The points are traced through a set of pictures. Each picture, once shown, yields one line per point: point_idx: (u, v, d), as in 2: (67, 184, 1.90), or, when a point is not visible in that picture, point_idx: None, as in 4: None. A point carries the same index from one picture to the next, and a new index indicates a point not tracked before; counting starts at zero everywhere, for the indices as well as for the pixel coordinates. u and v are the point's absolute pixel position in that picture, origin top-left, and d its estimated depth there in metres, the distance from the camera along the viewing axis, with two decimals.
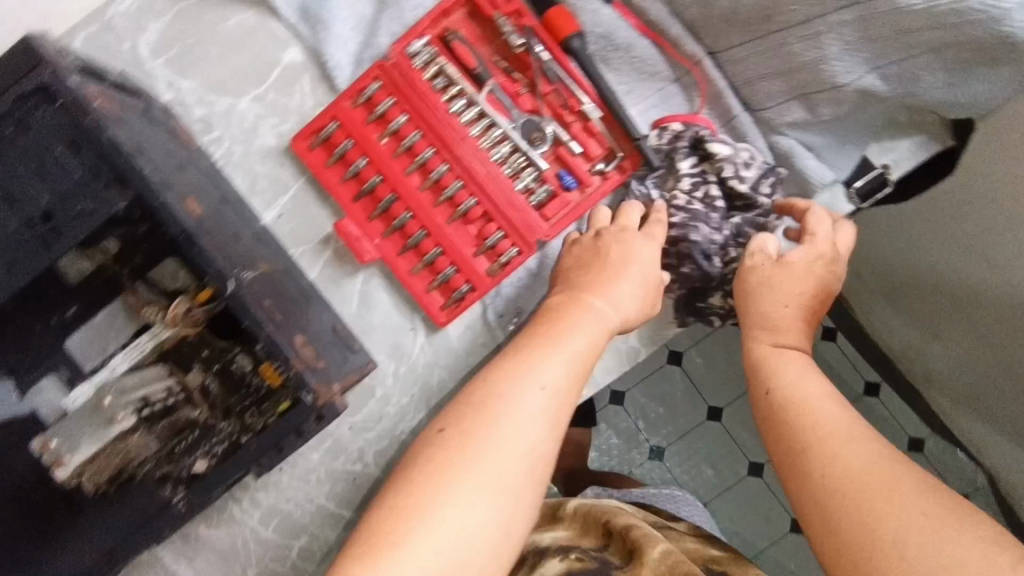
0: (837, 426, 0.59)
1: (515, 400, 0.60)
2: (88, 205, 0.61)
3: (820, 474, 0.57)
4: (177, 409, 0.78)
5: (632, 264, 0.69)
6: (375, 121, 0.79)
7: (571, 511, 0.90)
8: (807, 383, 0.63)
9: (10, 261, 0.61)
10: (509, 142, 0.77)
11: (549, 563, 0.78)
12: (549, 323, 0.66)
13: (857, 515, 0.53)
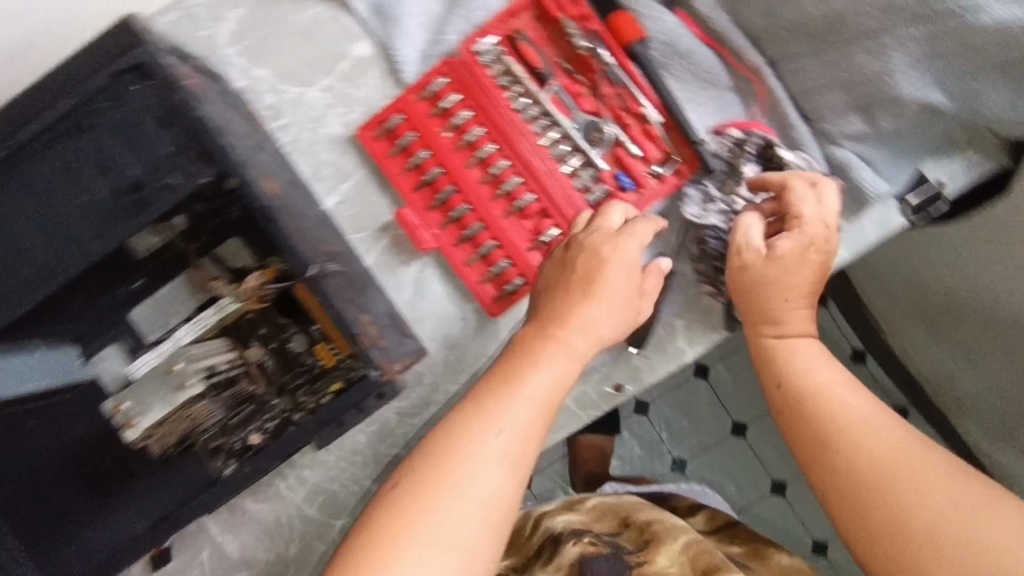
0: (855, 413, 0.65)
1: (472, 454, 0.62)
2: (175, 180, 0.64)
3: (846, 465, 0.63)
4: (237, 382, 0.80)
5: (594, 304, 0.69)
6: (438, 115, 0.82)
7: (587, 505, 0.99)
8: (817, 375, 0.68)
9: (98, 227, 0.64)
10: (570, 140, 0.79)
11: (564, 550, 0.85)
12: (514, 362, 0.68)
13: (885, 500, 0.60)
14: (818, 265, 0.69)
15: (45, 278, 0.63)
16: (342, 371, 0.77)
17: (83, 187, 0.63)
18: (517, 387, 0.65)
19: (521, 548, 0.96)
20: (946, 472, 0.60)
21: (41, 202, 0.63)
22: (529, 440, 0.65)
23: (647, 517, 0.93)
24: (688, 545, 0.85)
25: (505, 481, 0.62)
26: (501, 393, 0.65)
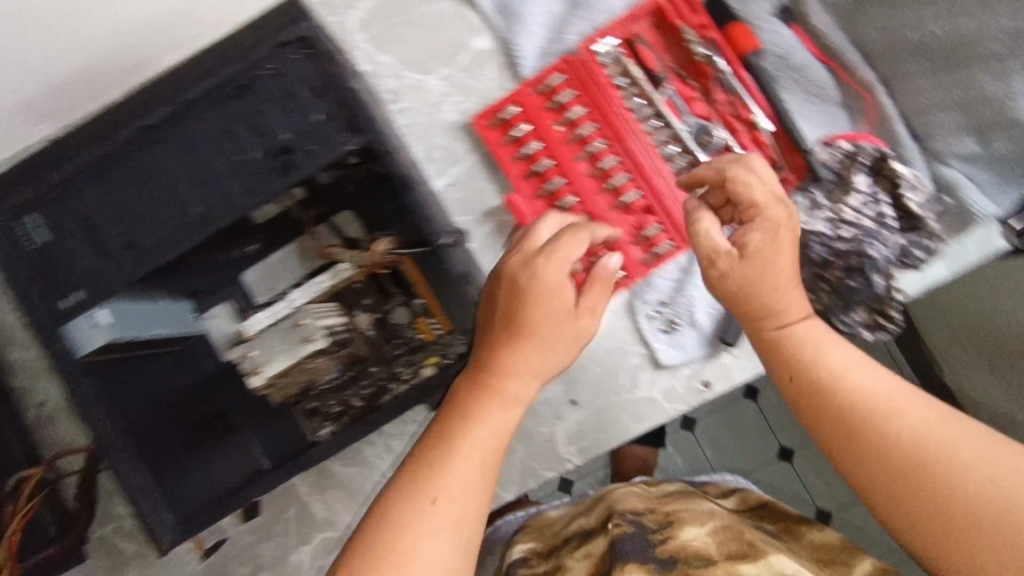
0: (875, 395, 0.61)
1: (418, 525, 0.60)
2: (321, 144, 0.67)
3: (876, 454, 0.59)
4: (350, 343, 0.81)
5: (532, 350, 0.68)
6: (553, 109, 0.85)
7: (610, 491, 0.98)
8: (830, 361, 0.64)
9: (248, 184, 0.68)
10: (681, 142, 0.82)
11: (593, 543, 0.87)
12: (455, 416, 0.66)
13: (923, 487, 0.56)
14: (786, 248, 0.65)
15: (194, 229, 0.68)
16: (440, 345, 0.81)
17: (237, 146, 0.68)
18: (458, 447, 0.64)
19: (550, 538, 0.98)
20: (984, 450, 0.55)
21: (198, 158, 0.68)
22: (476, 496, 0.63)
23: (672, 505, 0.91)
24: (715, 523, 0.82)
25: (451, 539, 0.61)
26: (443, 455, 0.64)
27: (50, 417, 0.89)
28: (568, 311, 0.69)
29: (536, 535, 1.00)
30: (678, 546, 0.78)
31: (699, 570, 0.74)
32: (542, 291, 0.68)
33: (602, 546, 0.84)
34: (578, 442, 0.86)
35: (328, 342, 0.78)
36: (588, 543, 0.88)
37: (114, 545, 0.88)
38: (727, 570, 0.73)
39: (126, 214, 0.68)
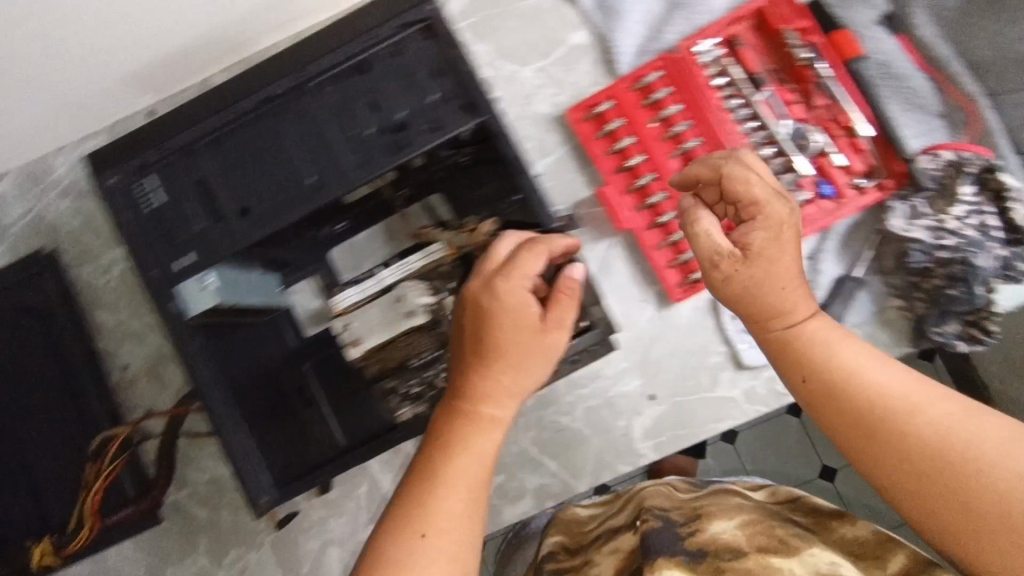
0: (895, 392, 0.59)
1: (412, 560, 0.61)
2: (437, 125, 0.69)
3: (897, 455, 0.57)
4: (441, 325, 0.78)
5: (504, 377, 0.68)
6: (648, 105, 0.86)
7: (638, 488, 0.90)
8: (842, 360, 0.61)
9: (362, 158, 0.69)
10: (778, 144, 0.81)
11: (622, 537, 0.82)
12: (435, 449, 0.67)
13: (952, 487, 0.54)
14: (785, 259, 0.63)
15: (307, 200, 0.69)
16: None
17: (354, 122, 0.69)
18: (442, 478, 0.65)
19: (578, 534, 0.89)
20: (1010, 449, 0.53)
21: (315, 132, 0.69)
22: (466, 520, 0.64)
23: (703, 500, 0.80)
24: (755, 520, 0.74)
25: (451, 564, 0.62)
26: (429, 489, 0.64)
27: (131, 380, 0.91)
28: (533, 326, 0.68)
29: (562, 529, 0.90)
30: (710, 539, 0.72)
31: (730, 565, 0.69)
32: (507, 317, 0.67)
33: (632, 542, 0.80)
34: (655, 437, 0.87)
35: (425, 321, 0.76)
36: (617, 538, 0.83)
37: (187, 509, 0.90)
38: (760, 563, 0.68)
39: (243, 183, 0.70)
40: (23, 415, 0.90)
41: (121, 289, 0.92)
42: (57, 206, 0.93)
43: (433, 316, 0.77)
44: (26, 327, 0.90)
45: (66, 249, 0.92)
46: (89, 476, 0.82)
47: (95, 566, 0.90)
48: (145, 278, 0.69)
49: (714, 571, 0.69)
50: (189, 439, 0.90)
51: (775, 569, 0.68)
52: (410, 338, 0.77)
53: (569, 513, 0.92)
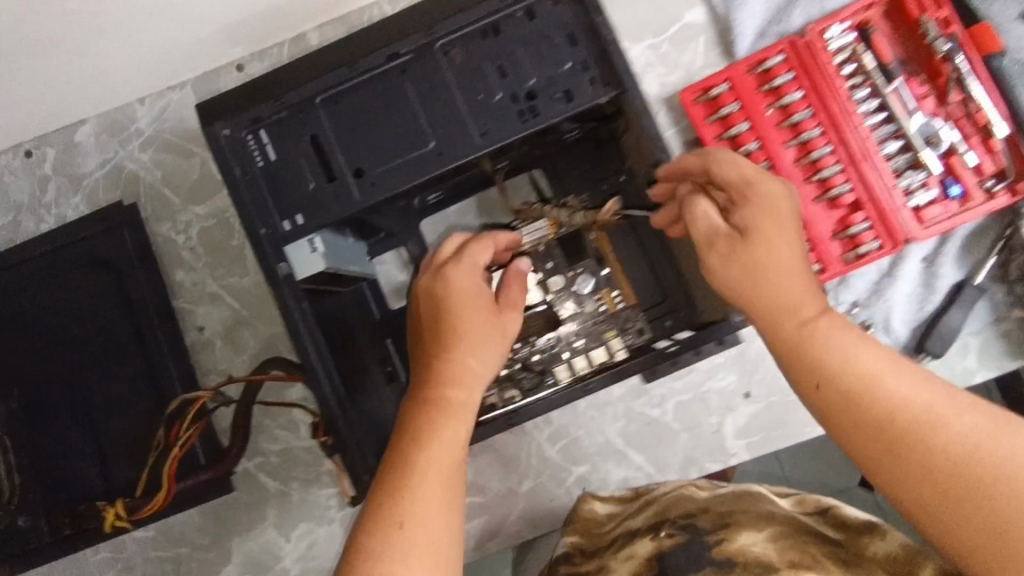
0: (916, 402, 0.51)
1: (386, 556, 0.54)
2: (574, 95, 0.65)
3: (921, 473, 0.49)
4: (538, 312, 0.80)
5: (470, 361, 0.64)
6: (767, 90, 0.81)
7: (656, 491, 0.78)
8: (856, 363, 0.54)
9: (488, 126, 0.65)
10: (907, 140, 0.79)
11: (638, 542, 0.69)
12: (405, 440, 0.60)
13: (985, 503, 0.47)
14: (777, 247, 0.60)
15: (431, 168, 0.65)
16: (621, 320, 0.79)
17: (484, 86, 0.65)
18: (415, 469, 0.58)
19: (592, 535, 0.76)
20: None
21: (442, 93, 0.65)
22: (444, 511, 0.57)
23: (728, 504, 0.70)
24: (785, 530, 0.64)
25: (429, 558, 0.55)
26: (402, 481, 0.58)
27: (206, 342, 0.87)
28: (490, 311, 0.67)
29: (577, 528, 0.78)
30: (739, 549, 0.62)
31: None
32: (477, 301, 0.66)
33: (649, 548, 0.67)
34: (747, 437, 0.85)
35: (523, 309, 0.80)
36: (633, 542, 0.70)
37: (256, 479, 0.87)
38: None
39: (360, 144, 0.65)
40: (89, 370, 0.86)
41: (199, 248, 0.88)
42: (138, 158, 0.89)
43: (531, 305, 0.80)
44: (101, 281, 0.87)
45: (146, 203, 0.89)
46: (159, 438, 0.81)
47: (160, 530, 0.88)
48: (252, 236, 0.64)
49: None
50: (264, 408, 0.87)
51: None
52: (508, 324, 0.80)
53: (584, 507, 0.79)
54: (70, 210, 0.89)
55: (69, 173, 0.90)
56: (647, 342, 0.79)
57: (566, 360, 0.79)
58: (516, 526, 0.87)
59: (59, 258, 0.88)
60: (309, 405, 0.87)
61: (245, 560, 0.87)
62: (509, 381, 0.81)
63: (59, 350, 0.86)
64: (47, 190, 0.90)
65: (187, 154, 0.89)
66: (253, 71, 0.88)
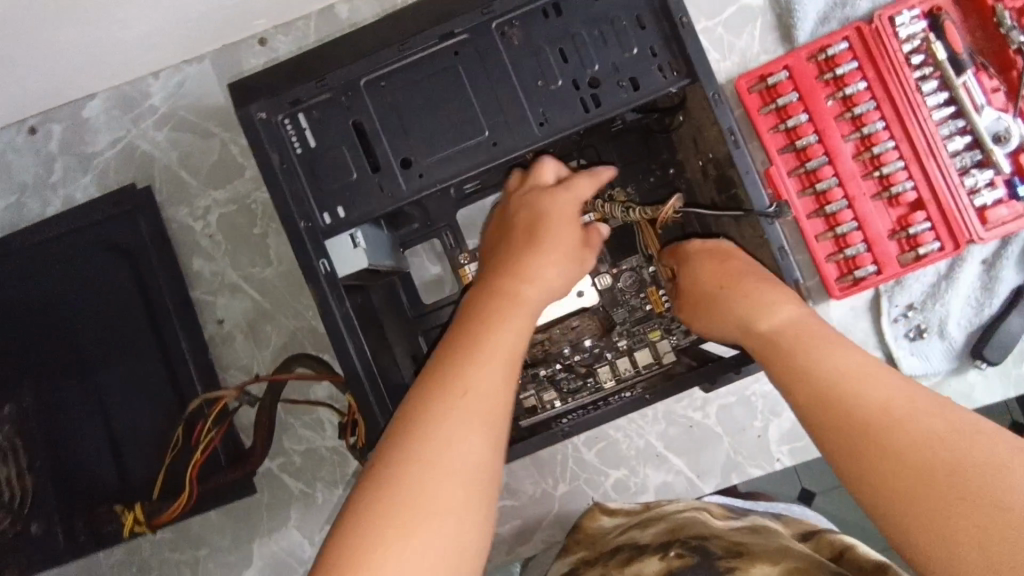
0: (881, 398, 0.49)
1: (445, 416, 0.51)
2: (642, 82, 0.60)
3: (875, 458, 0.46)
4: (588, 312, 0.76)
5: (546, 268, 0.63)
6: (829, 80, 0.77)
7: (663, 510, 0.73)
8: (853, 372, 0.52)
9: (547, 114, 0.60)
10: (976, 136, 0.75)
11: (646, 559, 0.60)
12: (473, 322, 0.58)
13: (970, 504, 0.41)
14: (745, 277, 0.63)
15: (484, 159, 0.60)
16: (666, 320, 0.76)
17: (544, 71, 0.60)
18: (481, 346, 0.55)
19: (595, 545, 0.71)
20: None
21: (498, 79, 0.60)
22: (503, 394, 0.54)
23: (745, 537, 0.63)
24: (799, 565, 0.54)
25: (484, 431, 0.51)
26: (468, 355, 0.55)
27: (226, 336, 0.82)
28: (577, 233, 0.66)
29: (581, 545, 0.73)
30: None
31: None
32: (561, 218, 0.65)
33: (658, 568, 0.58)
34: (792, 442, 0.82)
35: (570, 310, 0.76)
36: (640, 559, 0.61)
37: (279, 480, 0.83)
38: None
39: (409, 132, 0.61)
40: (101, 363, 0.81)
41: (219, 235, 0.83)
42: (152, 138, 0.84)
43: (580, 305, 0.76)
44: (113, 269, 0.82)
45: (161, 186, 0.83)
46: (178, 434, 0.77)
47: (178, 531, 0.84)
48: (290, 229, 0.60)
49: None
50: (288, 406, 0.83)
51: None
52: (555, 326, 0.76)
53: (591, 523, 0.76)
54: (79, 191, 0.84)
55: (78, 152, 0.84)
56: (693, 344, 0.75)
57: (608, 360, 0.76)
58: (550, 530, 0.84)
59: (67, 243, 0.82)
60: (335, 404, 0.83)
61: (267, 563, 0.83)
62: (547, 381, 0.76)
63: (69, 342, 0.81)
64: (54, 170, 0.85)
65: (206, 134, 0.83)
66: (276, 46, 0.82)
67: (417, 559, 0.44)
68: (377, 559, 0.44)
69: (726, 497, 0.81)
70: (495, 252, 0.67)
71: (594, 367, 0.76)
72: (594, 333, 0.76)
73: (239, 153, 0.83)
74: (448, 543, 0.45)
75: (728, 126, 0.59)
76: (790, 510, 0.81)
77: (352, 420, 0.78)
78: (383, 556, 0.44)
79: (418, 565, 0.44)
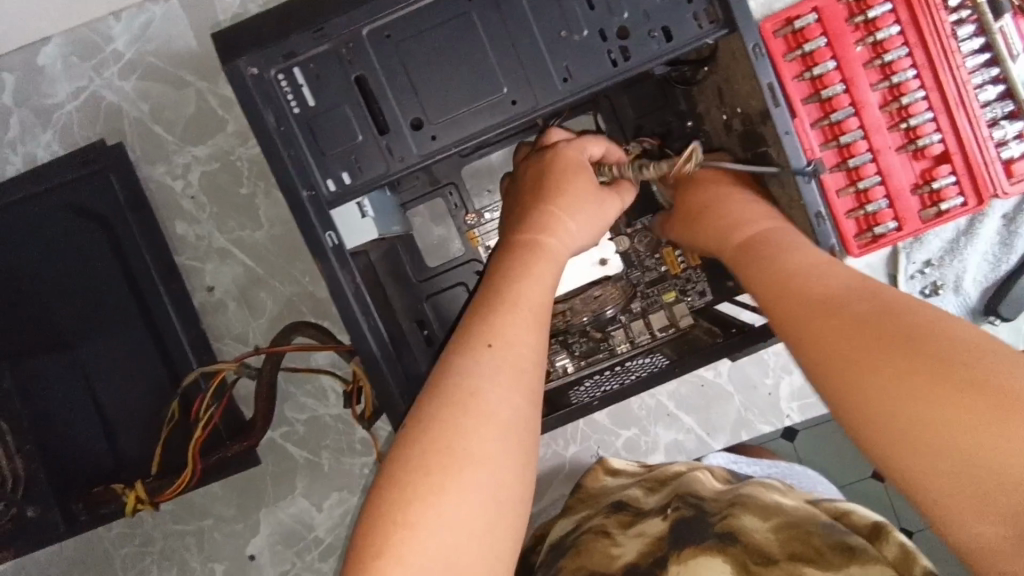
0: (861, 301, 0.44)
1: (478, 370, 0.47)
2: (676, 33, 0.54)
3: (856, 386, 0.41)
4: (609, 280, 0.72)
5: (562, 214, 0.59)
6: (860, 25, 0.72)
7: (668, 471, 0.70)
8: (835, 294, 0.46)
9: (571, 69, 0.55)
10: (1008, 85, 0.72)
11: (649, 520, 0.59)
12: (499, 278, 0.55)
13: (896, 424, 0.38)
14: (743, 204, 0.62)
15: (503, 119, 0.55)
16: (683, 281, 0.71)
17: (569, 19, 0.54)
18: (507, 298, 0.52)
19: (598, 502, 0.68)
20: (936, 343, 0.39)
21: (520, 30, 0.54)
22: (535, 348, 0.51)
23: (740, 489, 0.59)
24: (791, 520, 0.52)
25: (517, 384, 0.48)
26: (495, 310, 0.52)
27: (217, 304, 0.77)
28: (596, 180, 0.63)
29: (582, 501, 0.72)
30: (736, 531, 0.51)
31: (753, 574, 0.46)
32: (569, 167, 0.62)
33: (660, 527, 0.56)
34: (802, 398, 0.82)
35: (588, 283, 0.72)
36: (641, 522, 0.59)
37: (284, 449, 0.80)
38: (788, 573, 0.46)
39: (419, 88, 0.55)
40: (87, 335, 0.76)
41: (202, 196, 0.77)
42: (119, 88, 0.76)
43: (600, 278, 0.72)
44: (89, 234, 0.75)
45: (133, 142, 0.76)
46: (173, 409, 0.74)
47: (181, 503, 0.81)
48: (292, 199, 0.54)
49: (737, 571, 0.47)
50: (289, 374, 0.80)
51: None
52: (574, 298, 0.72)
53: (594, 484, 0.74)
54: (41, 149, 0.77)
55: (36, 105, 0.77)
56: (710, 304, 0.71)
57: (622, 322, 0.72)
58: (563, 489, 0.83)
59: (35, 207, 0.75)
60: (338, 371, 0.79)
61: (276, 531, 0.81)
62: (559, 345, 0.73)
63: (46, 313, 0.76)
64: (9, 125, 0.77)
65: (179, 84, 0.76)
66: None
67: (454, 509, 0.41)
68: (414, 513, 0.41)
69: (724, 458, 0.78)
70: (517, 200, 0.64)
71: (608, 331, 0.72)
72: (617, 301, 0.71)
73: (219, 104, 0.76)
74: (492, 489, 0.43)
75: (768, 81, 0.55)
76: (791, 472, 0.76)
77: (357, 388, 0.74)
78: (421, 511, 0.41)
79: (456, 512, 0.41)
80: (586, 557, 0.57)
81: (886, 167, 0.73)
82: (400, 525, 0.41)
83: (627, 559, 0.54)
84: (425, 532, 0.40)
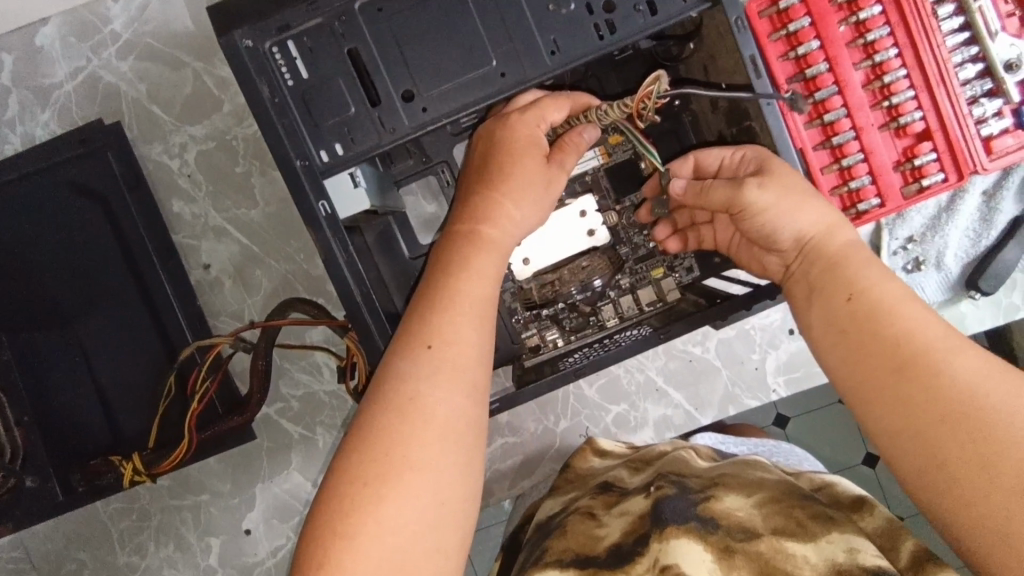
0: (921, 336, 0.44)
1: (414, 372, 0.48)
2: (660, 6, 0.56)
3: (913, 430, 0.41)
4: (600, 249, 0.74)
5: (506, 202, 0.57)
6: (843, 5, 0.73)
7: (652, 452, 0.71)
8: (889, 320, 0.45)
9: (559, 42, 0.56)
10: (988, 64, 0.74)
11: (632, 498, 0.58)
12: (438, 271, 0.54)
13: (941, 480, 0.39)
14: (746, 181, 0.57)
15: (493, 91, 0.57)
16: (670, 257, 0.72)
17: None
18: (448, 292, 0.52)
19: (586, 484, 0.69)
20: (976, 386, 0.40)
21: (508, 3, 0.56)
22: (478, 342, 0.51)
23: (722, 469, 0.60)
24: (773, 494, 0.53)
25: (456, 382, 0.48)
26: (434, 306, 0.51)
27: (213, 282, 0.78)
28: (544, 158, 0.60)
29: (569, 485, 0.72)
30: (719, 508, 0.52)
31: (743, 547, 0.48)
32: (514, 147, 0.58)
33: (643, 505, 0.56)
34: (788, 373, 0.84)
35: (579, 252, 0.74)
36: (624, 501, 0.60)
37: (278, 425, 0.82)
38: (774, 546, 0.48)
39: (410, 60, 0.56)
40: (87, 310, 0.78)
41: (198, 174, 0.78)
42: (116, 68, 0.77)
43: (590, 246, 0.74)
44: (89, 213, 0.77)
45: (131, 122, 0.78)
46: (170, 385, 0.76)
47: (177, 478, 0.82)
48: (286, 169, 0.56)
49: (722, 550, 0.48)
50: (283, 351, 0.81)
51: (789, 556, 0.47)
52: (563, 266, 0.74)
53: (582, 464, 0.75)
54: (39, 129, 0.78)
55: (35, 85, 0.78)
56: (697, 279, 0.72)
57: (611, 298, 0.73)
58: (554, 465, 0.85)
59: (35, 185, 0.77)
60: (332, 348, 0.80)
61: (270, 506, 0.82)
62: (550, 320, 0.74)
63: (47, 291, 0.77)
64: (9, 105, 0.78)
65: (176, 64, 0.77)
66: None
67: (392, 516, 0.43)
68: (355, 522, 0.43)
69: (711, 438, 0.80)
70: (466, 180, 0.61)
71: (598, 306, 0.73)
72: (604, 272, 0.74)
73: (215, 84, 0.77)
74: (432, 493, 0.45)
75: (750, 53, 0.56)
76: (776, 450, 0.78)
77: (350, 363, 0.75)
78: (361, 521, 0.43)
79: (393, 520, 0.43)
80: (572, 539, 0.57)
81: (869, 144, 0.75)
82: (340, 535, 0.43)
83: (613, 540, 0.55)
84: (366, 540, 0.43)
